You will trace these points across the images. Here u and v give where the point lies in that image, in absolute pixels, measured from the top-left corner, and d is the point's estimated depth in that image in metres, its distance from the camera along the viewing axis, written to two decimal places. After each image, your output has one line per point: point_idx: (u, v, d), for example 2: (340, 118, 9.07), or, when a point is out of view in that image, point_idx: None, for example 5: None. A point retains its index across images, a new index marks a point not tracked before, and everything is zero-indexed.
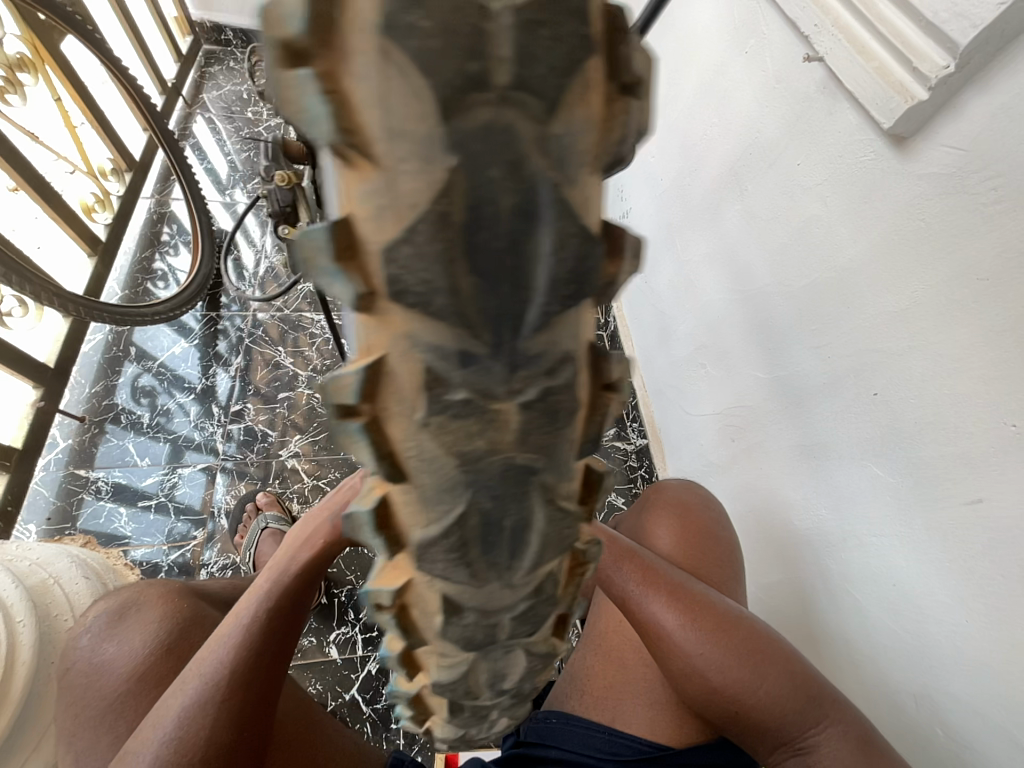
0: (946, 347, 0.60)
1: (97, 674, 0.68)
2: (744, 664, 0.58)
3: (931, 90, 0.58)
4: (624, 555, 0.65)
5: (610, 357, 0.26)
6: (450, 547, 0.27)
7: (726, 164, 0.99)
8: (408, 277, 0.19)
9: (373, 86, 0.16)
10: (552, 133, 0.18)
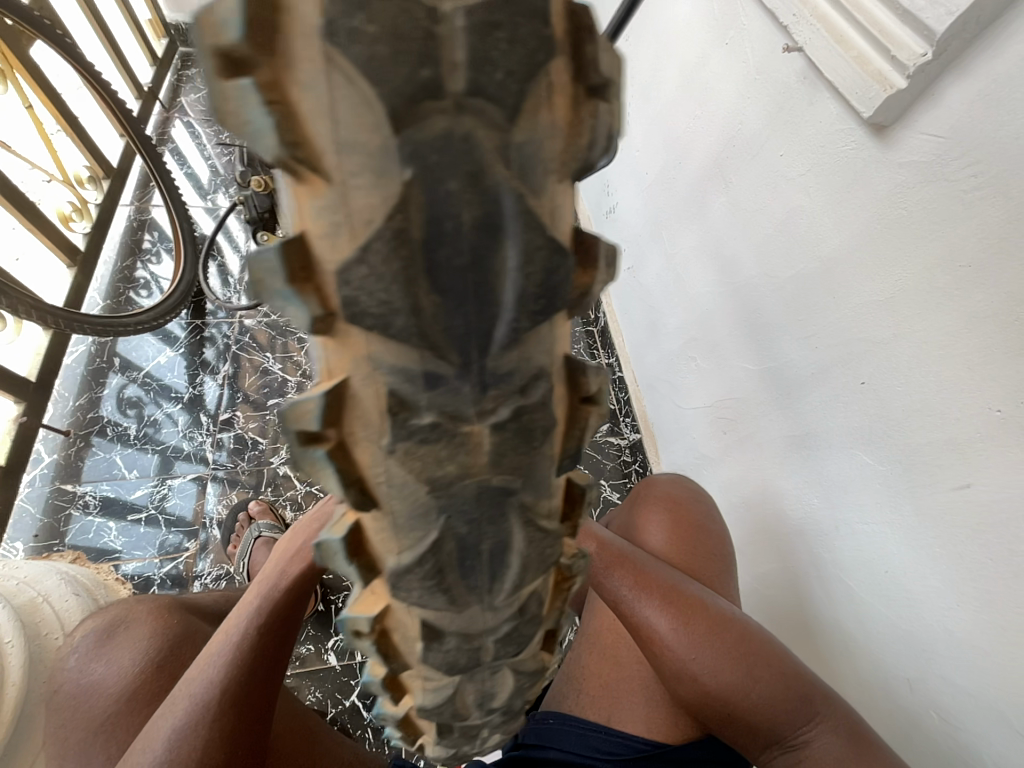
0: (933, 334, 0.63)
1: (86, 695, 0.66)
2: (736, 666, 0.60)
3: (909, 78, 0.61)
4: (615, 560, 0.67)
5: (587, 372, 0.26)
6: (425, 574, 0.27)
7: (710, 156, 1.01)
8: (365, 299, 0.19)
9: (321, 96, 0.17)
10: (514, 140, 0.18)
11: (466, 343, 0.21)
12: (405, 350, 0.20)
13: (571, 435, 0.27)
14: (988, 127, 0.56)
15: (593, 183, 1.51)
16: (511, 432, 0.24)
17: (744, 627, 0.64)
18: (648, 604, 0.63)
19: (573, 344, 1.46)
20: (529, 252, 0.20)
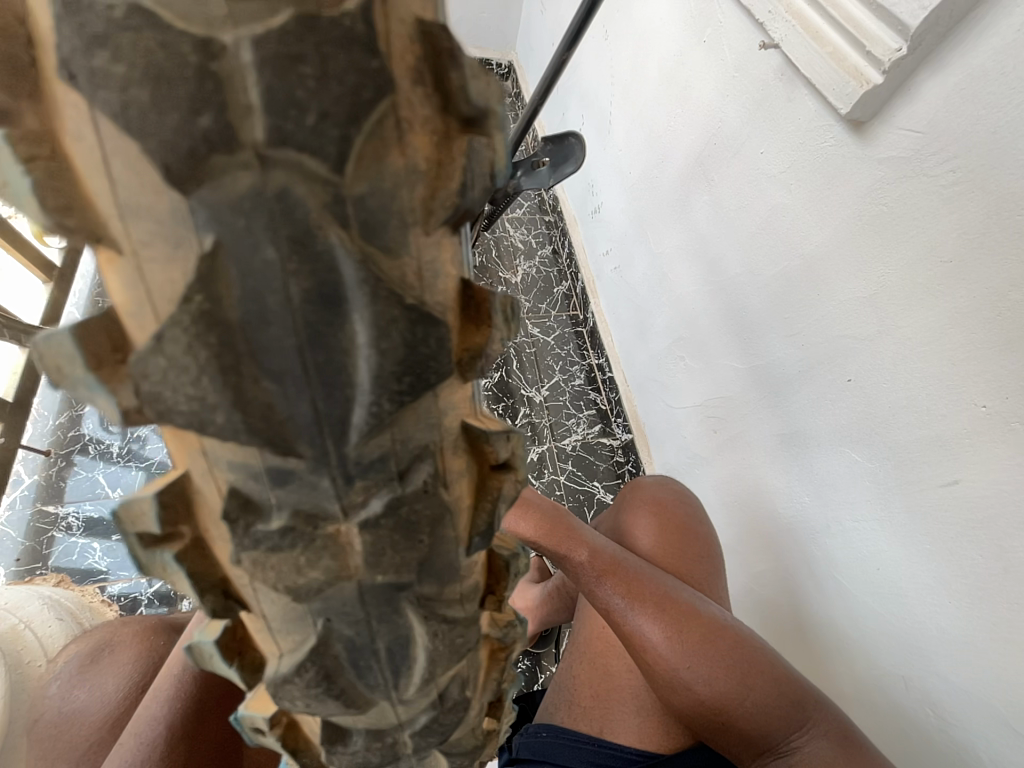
0: (916, 330, 0.63)
1: (65, 725, 0.64)
2: (730, 676, 0.59)
3: (885, 74, 0.62)
4: (607, 569, 0.66)
5: (490, 440, 0.24)
6: (309, 683, 0.23)
7: (691, 154, 1.00)
8: (170, 392, 0.18)
9: (92, 145, 0.16)
10: (353, 191, 0.17)
11: (355, 399, 0.19)
12: (281, 419, 0.18)
13: (478, 508, 0.25)
14: (964, 123, 0.57)
15: (577, 182, 1.49)
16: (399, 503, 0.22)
17: (738, 633, 0.63)
18: (641, 614, 0.62)
19: (561, 346, 1.44)
20: (413, 310, 0.19)
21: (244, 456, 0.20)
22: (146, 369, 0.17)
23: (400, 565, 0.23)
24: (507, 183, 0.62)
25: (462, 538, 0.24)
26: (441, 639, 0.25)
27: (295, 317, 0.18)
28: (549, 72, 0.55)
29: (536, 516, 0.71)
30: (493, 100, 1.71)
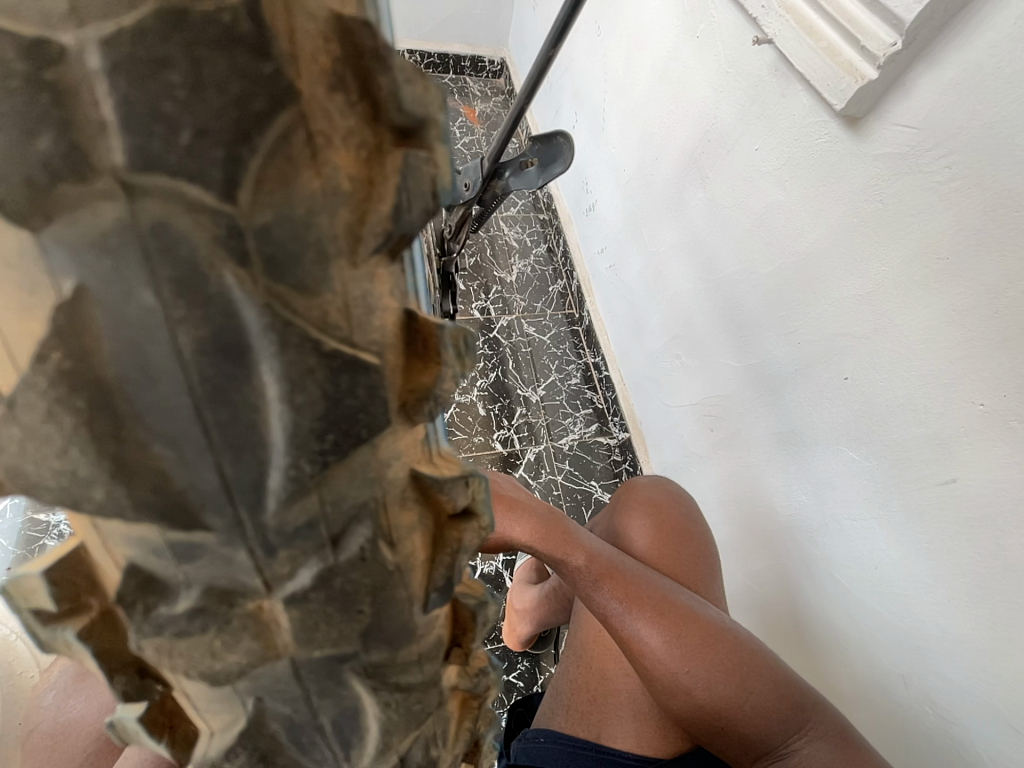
0: (910, 328, 0.62)
1: (62, 735, 0.60)
2: (730, 681, 0.59)
3: (879, 69, 0.61)
4: (604, 572, 0.65)
5: (442, 488, 0.23)
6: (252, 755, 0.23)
7: (686, 150, 0.99)
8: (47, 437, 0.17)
9: None
10: (262, 222, 0.16)
11: (269, 419, 0.18)
12: (192, 429, 0.17)
13: (434, 561, 0.24)
14: (961, 118, 0.56)
15: (571, 179, 1.48)
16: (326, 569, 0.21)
17: (736, 636, 0.62)
18: (639, 619, 0.61)
19: (557, 345, 1.43)
20: (334, 356, 0.18)
21: (153, 521, 0.19)
22: (2, 440, 0.17)
23: (342, 618, 0.22)
24: (496, 182, 0.61)
25: (416, 594, 0.23)
26: (394, 708, 0.24)
27: (188, 370, 0.17)
28: (536, 70, 0.54)
29: (531, 520, 0.68)
30: (486, 97, 1.70)
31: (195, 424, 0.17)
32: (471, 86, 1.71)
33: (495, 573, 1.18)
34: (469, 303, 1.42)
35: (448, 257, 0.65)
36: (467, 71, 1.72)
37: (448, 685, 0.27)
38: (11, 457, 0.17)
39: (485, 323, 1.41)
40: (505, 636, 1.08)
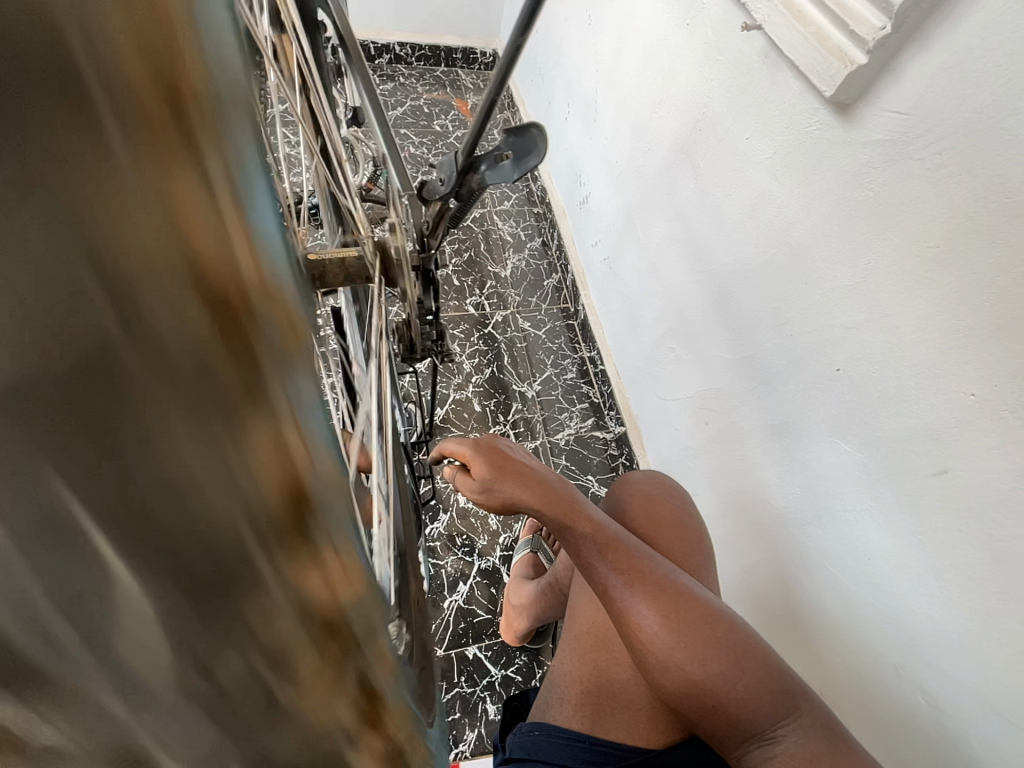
0: (901, 317, 0.62)
1: None
2: (723, 660, 0.59)
3: (869, 54, 0.60)
4: (608, 544, 0.65)
5: (342, 558, 0.15)
6: None
7: (676, 140, 0.98)
8: None
9: None
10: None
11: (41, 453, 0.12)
12: None
13: (348, 674, 0.16)
14: (952, 104, 0.55)
15: (564, 171, 1.47)
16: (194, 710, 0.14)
17: (730, 617, 0.63)
18: (637, 592, 0.61)
19: (552, 340, 1.43)
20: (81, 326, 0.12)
21: None
22: None
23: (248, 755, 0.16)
24: (472, 177, 0.60)
25: (321, 719, 0.16)
26: None
27: None
28: (505, 59, 0.53)
29: (541, 486, 0.67)
30: (478, 89, 1.69)
31: None
32: (463, 79, 1.70)
33: (493, 569, 1.18)
34: (463, 298, 1.42)
35: (428, 253, 0.64)
36: (458, 64, 1.71)
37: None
38: None
39: (480, 318, 1.40)
40: (502, 631, 1.08)
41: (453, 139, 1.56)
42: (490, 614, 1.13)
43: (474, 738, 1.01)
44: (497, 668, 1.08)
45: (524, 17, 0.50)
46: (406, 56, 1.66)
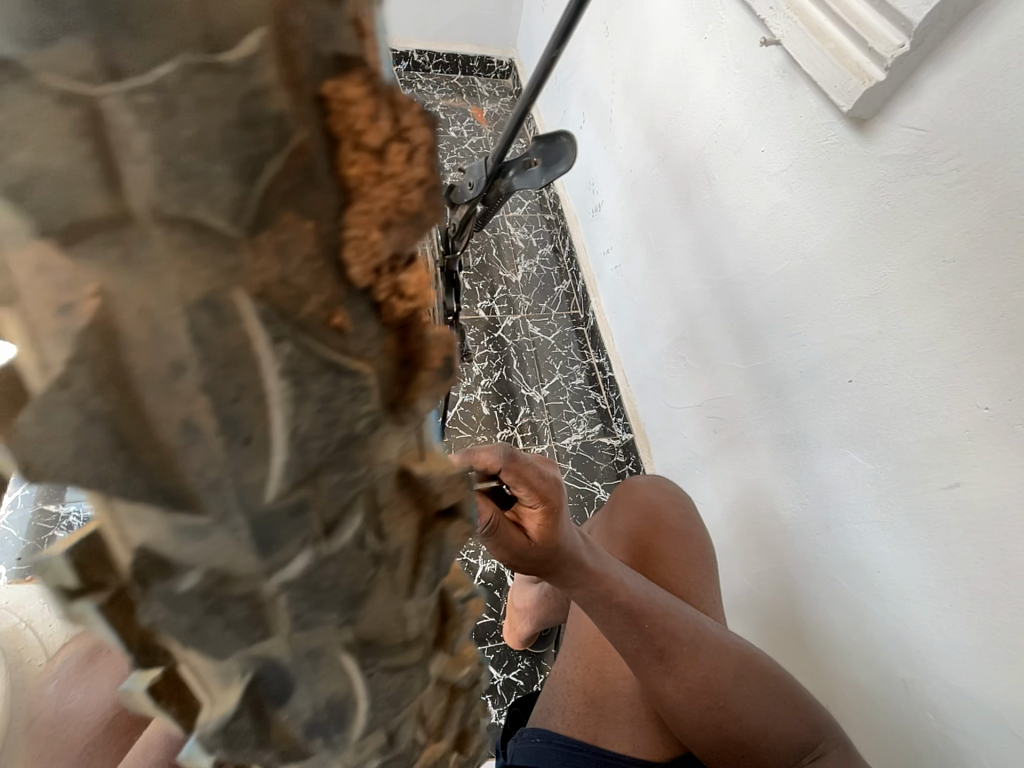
0: (914, 330, 0.62)
1: (60, 728, 0.56)
2: (758, 709, 0.59)
3: (887, 71, 0.61)
4: (640, 612, 0.59)
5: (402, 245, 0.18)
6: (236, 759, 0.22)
7: (693, 151, 0.99)
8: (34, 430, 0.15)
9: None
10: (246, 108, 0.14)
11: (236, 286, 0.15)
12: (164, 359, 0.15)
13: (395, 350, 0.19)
14: (969, 119, 0.56)
15: (578, 180, 1.48)
16: (249, 394, 0.16)
17: (753, 656, 0.63)
18: (672, 656, 0.59)
19: (561, 346, 1.43)
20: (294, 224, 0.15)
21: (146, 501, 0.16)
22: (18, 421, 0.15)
23: (311, 705, 0.21)
24: (501, 182, 0.62)
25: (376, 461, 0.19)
26: (379, 678, 0.22)
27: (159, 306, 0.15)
28: (539, 72, 0.54)
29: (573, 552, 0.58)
30: (493, 98, 1.71)
31: (185, 363, 0.15)
32: (479, 87, 1.72)
33: (497, 572, 1.18)
34: (474, 302, 1.43)
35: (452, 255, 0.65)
36: (475, 71, 1.73)
37: (437, 671, 0.25)
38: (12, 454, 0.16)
39: (490, 322, 1.41)
40: (506, 634, 1.08)
41: (469, 145, 1.58)
42: (494, 618, 1.13)
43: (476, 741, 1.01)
44: (499, 672, 1.08)
45: (561, 27, 0.51)
46: (424, 64, 1.67)
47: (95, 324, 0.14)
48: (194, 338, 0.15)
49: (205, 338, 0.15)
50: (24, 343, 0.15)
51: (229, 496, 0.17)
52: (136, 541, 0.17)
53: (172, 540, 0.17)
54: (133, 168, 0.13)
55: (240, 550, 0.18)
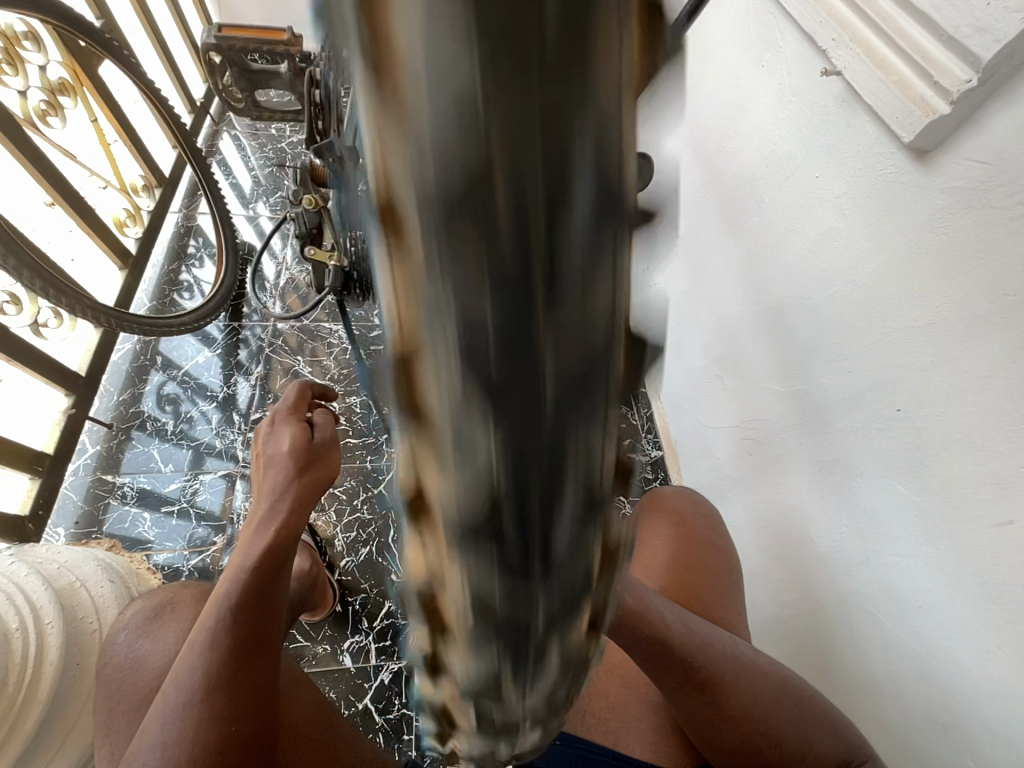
0: (968, 363, 0.61)
1: (133, 673, 0.63)
2: (796, 734, 0.59)
3: (952, 104, 0.60)
4: (679, 647, 0.57)
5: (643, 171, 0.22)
6: (480, 613, 0.21)
7: (744, 175, 1.00)
8: (459, 233, 0.18)
9: (415, 17, 0.16)
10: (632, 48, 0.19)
11: (613, 160, 0.19)
12: (555, 191, 0.19)
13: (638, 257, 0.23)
14: None
15: None
16: (563, 230, 0.19)
17: (795, 688, 0.62)
18: (715, 692, 0.58)
19: None
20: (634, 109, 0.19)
21: (520, 314, 0.19)
22: (436, 224, 0.18)
23: (533, 577, 0.21)
24: None
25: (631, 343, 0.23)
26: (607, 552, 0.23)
27: (578, 165, 0.19)
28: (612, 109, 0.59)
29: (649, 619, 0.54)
30: None
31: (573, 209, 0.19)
32: None
33: None
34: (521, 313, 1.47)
35: None
36: None
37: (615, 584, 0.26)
38: (420, 263, 0.18)
39: None
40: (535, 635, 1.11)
41: None
42: None
43: None
44: None
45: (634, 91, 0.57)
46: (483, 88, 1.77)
47: (530, 162, 0.18)
48: (583, 186, 0.19)
49: (590, 188, 0.19)
50: (428, 154, 0.17)
51: (572, 325, 0.20)
52: (486, 360, 0.19)
53: (490, 354, 0.19)
54: (553, 31, 0.17)
55: (528, 328, 0.19)
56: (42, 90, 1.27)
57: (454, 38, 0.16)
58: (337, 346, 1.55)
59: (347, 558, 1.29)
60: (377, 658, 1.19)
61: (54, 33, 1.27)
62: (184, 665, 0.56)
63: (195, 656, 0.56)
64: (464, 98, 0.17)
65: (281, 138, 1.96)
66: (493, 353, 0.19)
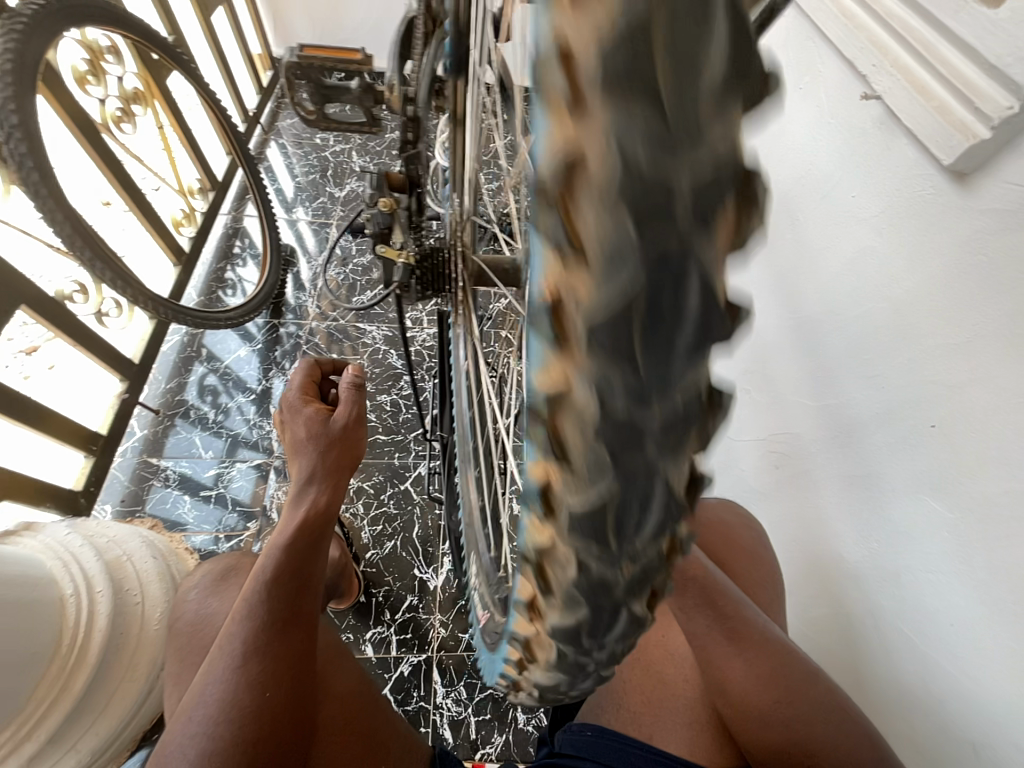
0: (1004, 381, 0.62)
1: (201, 627, 0.68)
2: (823, 719, 0.59)
3: (993, 129, 0.62)
4: (716, 602, 0.62)
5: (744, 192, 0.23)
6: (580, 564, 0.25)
7: (780, 194, 1.03)
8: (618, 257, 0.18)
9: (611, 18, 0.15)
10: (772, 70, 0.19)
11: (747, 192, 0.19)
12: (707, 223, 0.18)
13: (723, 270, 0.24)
14: None
15: None
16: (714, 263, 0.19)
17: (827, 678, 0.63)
18: (744, 653, 0.61)
19: None
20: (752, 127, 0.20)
21: (659, 338, 0.19)
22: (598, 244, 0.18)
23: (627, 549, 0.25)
24: None
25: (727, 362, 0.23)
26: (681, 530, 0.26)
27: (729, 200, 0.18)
28: None
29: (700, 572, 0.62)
30: None
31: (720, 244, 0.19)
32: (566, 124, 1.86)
33: None
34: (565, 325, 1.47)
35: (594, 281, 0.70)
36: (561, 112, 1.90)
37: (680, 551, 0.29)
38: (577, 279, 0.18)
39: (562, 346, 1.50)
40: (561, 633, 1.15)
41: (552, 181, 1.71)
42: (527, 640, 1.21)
43: (502, 743, 1.14)
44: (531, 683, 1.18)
45: None
46: None
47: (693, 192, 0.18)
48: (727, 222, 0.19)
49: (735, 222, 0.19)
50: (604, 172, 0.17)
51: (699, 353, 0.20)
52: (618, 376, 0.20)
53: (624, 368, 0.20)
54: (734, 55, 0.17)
55: (660, 353, 0.20)
56: (118, 99, 1.37)
57: (632, 49, 0.15)
58: (372, 346, 1.61)
59: (371, 551, 1.33)
60: (398, 650, 1.22)
61: (133, 48, 1.38)
62: (234, 626, 0.58)
63: (243, 620, 0.58)
64: (634, 105, 0.16)
65: (326, 147, 2.07)
66: (628, 360, 0.20)
